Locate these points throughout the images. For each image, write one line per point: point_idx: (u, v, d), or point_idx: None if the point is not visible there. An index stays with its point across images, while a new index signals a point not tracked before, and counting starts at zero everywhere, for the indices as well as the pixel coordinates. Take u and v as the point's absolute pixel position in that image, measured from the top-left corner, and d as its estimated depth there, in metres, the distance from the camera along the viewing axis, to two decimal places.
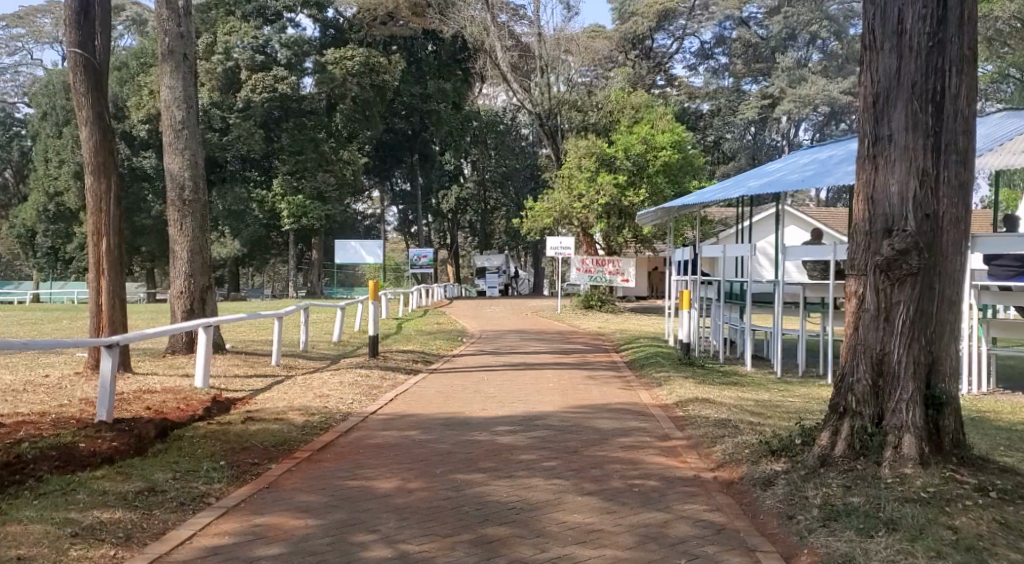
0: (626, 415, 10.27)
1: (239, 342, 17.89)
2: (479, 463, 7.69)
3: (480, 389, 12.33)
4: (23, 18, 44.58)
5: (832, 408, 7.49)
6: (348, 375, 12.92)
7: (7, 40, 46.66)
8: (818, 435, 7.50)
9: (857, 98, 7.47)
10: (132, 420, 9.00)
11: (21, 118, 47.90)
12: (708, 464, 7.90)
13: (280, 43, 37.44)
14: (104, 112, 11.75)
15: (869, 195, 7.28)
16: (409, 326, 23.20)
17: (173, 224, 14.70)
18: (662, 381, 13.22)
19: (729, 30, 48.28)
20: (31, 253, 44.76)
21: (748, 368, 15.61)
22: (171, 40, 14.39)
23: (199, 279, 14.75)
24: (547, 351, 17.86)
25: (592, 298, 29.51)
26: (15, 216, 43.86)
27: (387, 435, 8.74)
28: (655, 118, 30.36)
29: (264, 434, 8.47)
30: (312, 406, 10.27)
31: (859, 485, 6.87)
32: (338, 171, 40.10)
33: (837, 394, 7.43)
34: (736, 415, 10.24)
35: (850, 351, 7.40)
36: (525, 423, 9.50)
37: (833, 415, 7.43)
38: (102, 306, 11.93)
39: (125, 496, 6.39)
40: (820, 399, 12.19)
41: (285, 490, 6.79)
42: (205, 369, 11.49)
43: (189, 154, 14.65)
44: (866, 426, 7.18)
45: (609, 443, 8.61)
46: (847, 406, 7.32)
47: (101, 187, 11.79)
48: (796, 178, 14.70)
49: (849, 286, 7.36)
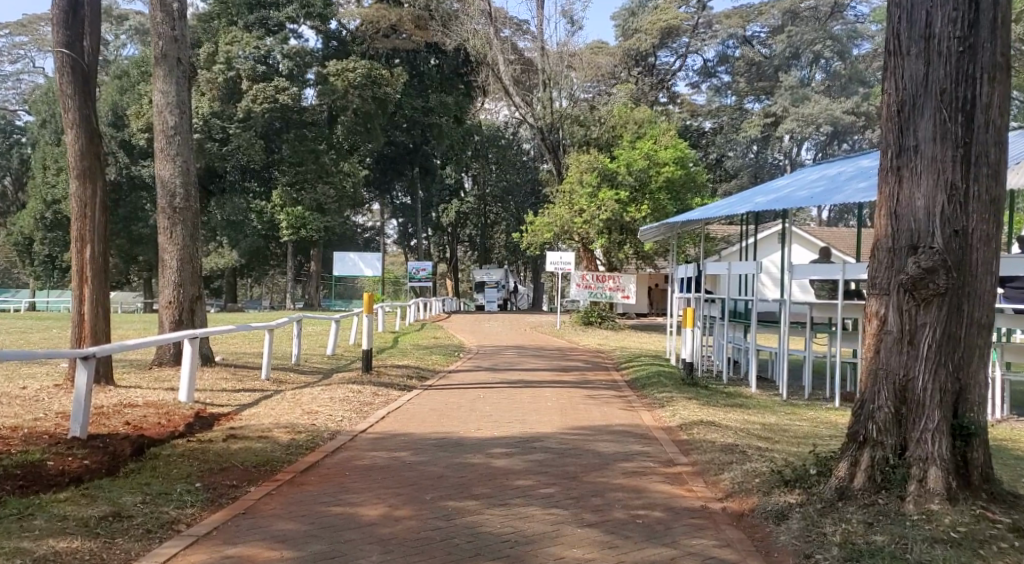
0: (627, 438, 9.83)
1: (230, 354, 17.48)
2: (471, 489, 7.24)
3: (476, 408, 11.88)
4: (25, 25, 44.32)
5: (852, 436, 7.11)
6: (339, 391, 12.47)
7: (9, 48, 46.39)
8: (837, 464, 7.12)
9: (880, 106, 7.13)
10: (108, 436, 8.56)
11: (21, 126, 47.54)
12: (716, 493, 7.46)
13: (282, 54, 37.02)
14: (92, 116, 11.33)
15: (893, 210, 6.94)
16: (405, 340, 22.78)
17: (164, 232, 14.27)
18: (664, 402, 12.78)
19: (733, 48, 47.89)
20: (27, 261, 44.38)
21: (753, 390, 15.15)
22: (165, 43, 14.02)
23: (188, 289, 14.32)
24: (546, 368, 17.41)
25: (591, 315, 29.13)
26: (12, 223, 43.48)
27: (376, 457, 8.30)
28: (658, 134, 30.00)
29: (246, 453, 8.03)
30: (300, 424, 9.83)
31: (881, 522, 6.48)
32: (338, 183, 39.66)
33: (858, 422, 7.05)
34: (743, 440, 9.81)
35: (870, 377, 7.05)
36: (522, 445, 9.05)
37: (852, 444, 7.05)
38: (84, 315, 11.48)
39: (87, 522, 5.95)
40: (829, 424, 11.75)
41: (262, 518, 6.34)
42: (190, 383, 11.05)
43: (180, 161, 14.23)
44: (888, 457, 6.82)
45: (611, 468, 8.17)
46: (869, 436, 6.95)
47: (87, 193, 11.37)
48: (803, 195, 14.24)
49: (870, 307, 7.01)
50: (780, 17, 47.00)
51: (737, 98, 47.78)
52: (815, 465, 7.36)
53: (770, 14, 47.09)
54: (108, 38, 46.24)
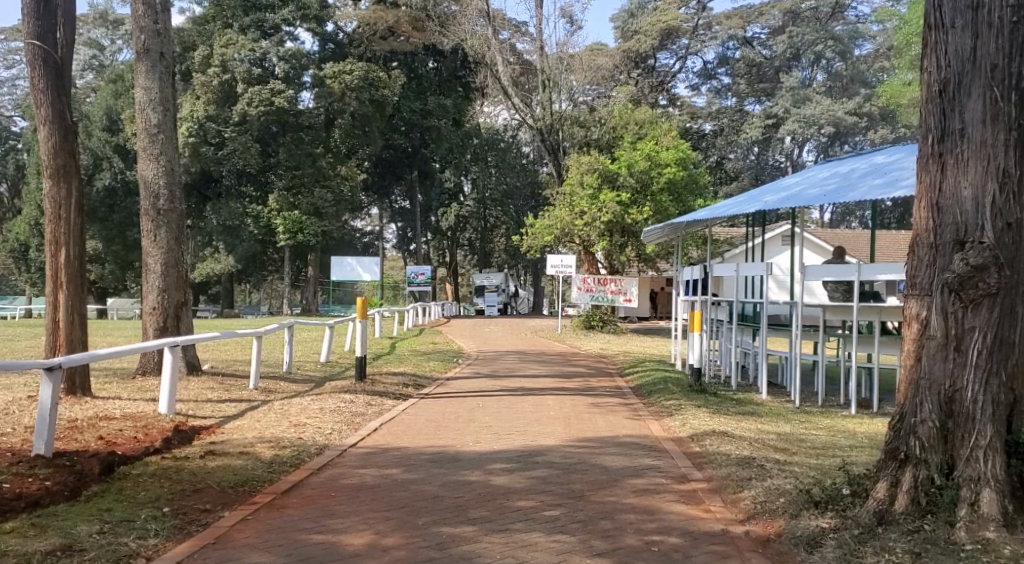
0: (636, 450, 9.20)
1: (219, 361, 16.85)
2: (468, 512, 6.60)
3: (474, 418, 11.25)
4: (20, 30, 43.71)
5: (890, 453, 6.59)
6: (330, 401, 11.84)
7: (4, 53, 45.74)
8: (874, 484, 6.59)
9: (921, 86, 6.67)
10: (76, 454, 7.94)
11: (16, 132, 46.81)
12: (737, 514, 6.87)
13: (278, 57, 36.57)
14: (66, 111, 10.72)
15: (936, 201, 6.46)
16: (403, 345, 22.14)
17: (147, 235, 13.65)
18: (673, 410, 12.16)
19: (733, 50, 46.96)
20: (22, 268, 43.76)
21: (764, 396, 14.53)
22: (147, 38, 13.39)
23: (173, 294, 13.70)
24: (547, 374, 16.77)
25: (594, 318, 28.56)
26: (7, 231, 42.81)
27: (365, 475, 7.66)
28: (660, 134, 29.41)
29: (225, 472, 7.40)
30: (286, 438, 9.21)
31: (930, 551, 5.91)
32: (335, 187, 39.00)
33: (899, 437, 6.53)
34: (759, 452, 9.20)
35: (911, 387, 6.54)
36: (524, 460, 8.41)
37: (891, 462, 6.52)
38: (59, 322, 10.83)
39: (31, 558, 5.33)
40: (847, 433, 11.13)
41: (233, 550, 5.73)
42: (170, 394, 10.44)
43: (164, 160, 13.58)
44: (933, 477, 6.28)
45: (620, 486, 7.54)
46: (910, 453, 6.43)
47: (61, 192, 10.74)
48: (815, 192, 13.64)
49: (910, 309, 6.55)
50: (780, 17, 46.42)
51: (738, 100, 47.24)
52: (848, 484, 6.82)
53: (770, 15, 46.38)
54: (102, 42, 45.60)
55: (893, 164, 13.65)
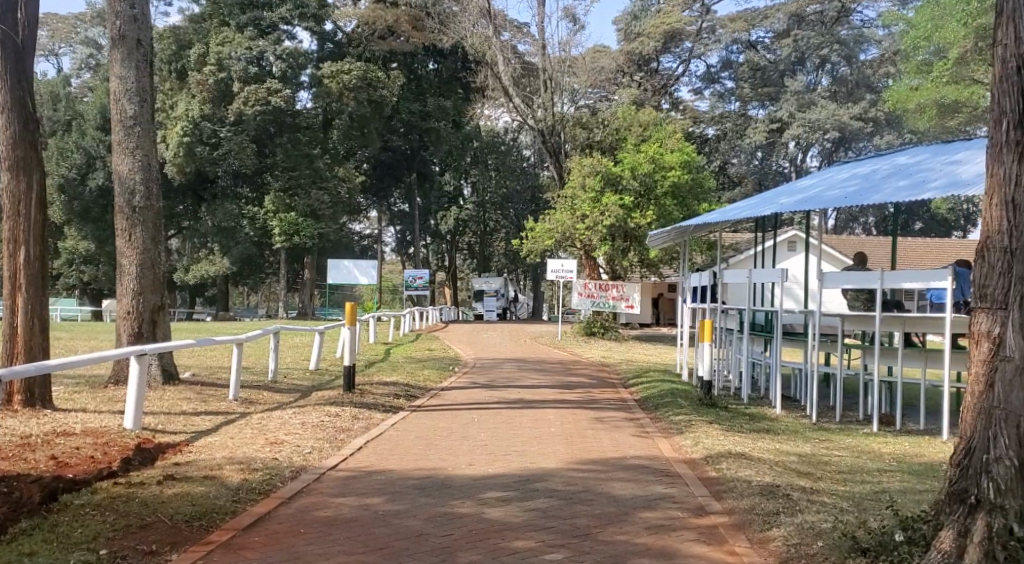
0: (647, 475, 8.34)
1: (201, 369, 15.95)
2: (455, 558, 5.81)
3: (467, 435, 10.37)
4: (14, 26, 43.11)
5: (955, 496, 5.84)
6: (313, 415, 10.97)
7: None
8: (937, 530, 5.84)
9: (995, 61, 6.01)
10: (19, 476, 7.15)
11: None
12: (768, 558, 6.17)
13: (275, 56, 35.69)
14: (27, 98, 9.88)
15: (1012, 197, 5.81)
16: (397, 352, 21.27)
17: (122, 234, 12.73)
18: (683, 428, 11.29)
19: (737, 53, 46.31)
20: None
21: (777, 411, 13.66)
22: (123, 23, 12.55)
23: (149, 297, 12.84)
24: (547, 384, 15.89)
25: (594, 325, 27.65)
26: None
27: (341, 504, 6.82)
28: (663, 137, 28.59)
29: (182, 500, 6.56)
30: (258, 458, 8.37)
31: None
32: (332, 189, 38.06)
33: (969, 479, 5.79)
34: (783, 478, 8.38)
35: (983, 417, 5.83)
36: (521, 487, 7.55)
37: (959, 507, 5.78)
38: (16, 327, 9.97)
39: None
40: (873, 454, 10.27)
41: None
42: (136, 406, 9.62)
43: (140, 154, 12.70)
44: (1013, 526, 5.57)
45: (631, 522, 6.70)
46: (983, 499, 5.69)
47: (20, 185, 9.88)
48: (837, 193, 12.74)
49: (982, 325, 5.86)
50: (785, 21, 45.32)
51: (741, 104, 46.59)
52: (901, 530, 6.05)
53: (775, 18, 45.31)
54: (99, 40, 44.66)
55: (919, 164, 12.75)
